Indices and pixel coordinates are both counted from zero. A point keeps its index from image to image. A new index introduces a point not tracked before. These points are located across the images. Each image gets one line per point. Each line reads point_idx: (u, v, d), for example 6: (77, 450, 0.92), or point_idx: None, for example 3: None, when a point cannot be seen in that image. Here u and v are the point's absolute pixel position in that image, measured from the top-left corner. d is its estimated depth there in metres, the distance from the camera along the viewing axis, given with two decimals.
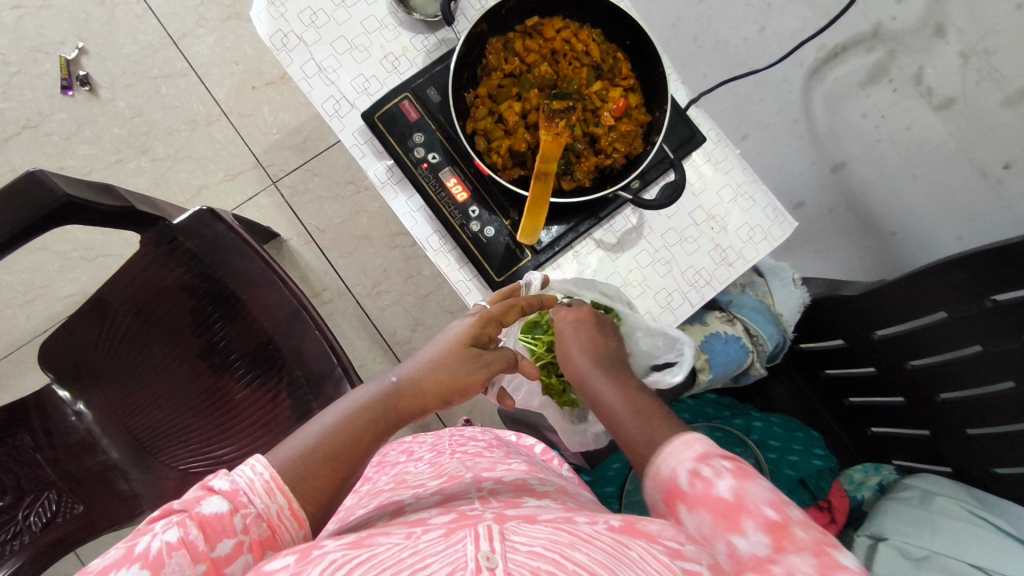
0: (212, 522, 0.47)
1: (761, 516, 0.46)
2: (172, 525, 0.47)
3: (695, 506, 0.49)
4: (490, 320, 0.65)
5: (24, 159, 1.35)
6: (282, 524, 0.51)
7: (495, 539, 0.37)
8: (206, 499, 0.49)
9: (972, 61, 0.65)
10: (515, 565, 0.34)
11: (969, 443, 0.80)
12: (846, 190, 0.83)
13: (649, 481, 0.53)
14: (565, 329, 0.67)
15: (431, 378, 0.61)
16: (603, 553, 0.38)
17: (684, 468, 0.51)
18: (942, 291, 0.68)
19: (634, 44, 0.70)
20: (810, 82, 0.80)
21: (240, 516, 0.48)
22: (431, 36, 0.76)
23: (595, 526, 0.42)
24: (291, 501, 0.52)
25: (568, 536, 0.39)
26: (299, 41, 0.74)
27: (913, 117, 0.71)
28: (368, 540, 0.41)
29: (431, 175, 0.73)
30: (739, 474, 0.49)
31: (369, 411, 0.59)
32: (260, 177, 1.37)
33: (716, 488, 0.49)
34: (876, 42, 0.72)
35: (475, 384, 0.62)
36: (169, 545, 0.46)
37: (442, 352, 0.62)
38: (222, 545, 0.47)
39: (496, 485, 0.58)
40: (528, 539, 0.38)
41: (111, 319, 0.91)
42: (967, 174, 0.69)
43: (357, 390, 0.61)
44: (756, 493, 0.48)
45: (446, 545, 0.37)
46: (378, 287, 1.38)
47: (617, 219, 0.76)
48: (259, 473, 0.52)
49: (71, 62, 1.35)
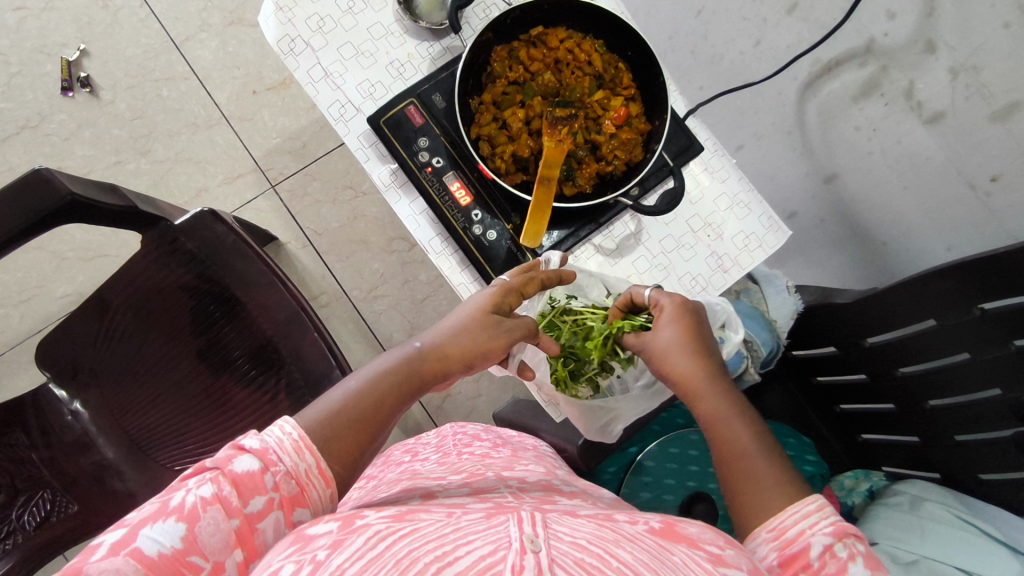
0: (243, 479, 0.49)
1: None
2: (206, 481, 0.49)
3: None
4: (511, 290, 0.66)
5: (23, 158, 1.35)
6: (310, 481, 0.52)
7: (538, 524, 0.39)
8: (237, 457, 0.50)
9: (961, 77, 0.67)
10: (559, 553, 0.36)
11: (958, 449, 0.82)
12: (838, 200, 0.86)
13: (763, 532, 0.52)
14: (669, 328, 0.65)
15: (454, 343, 0.62)
16: (648, 554, 0.39)
17: (816, 541, 0.50)
18: (934, 300, 0.70)
19: (635, 55, 0.72)
20: (805, 95, 0.82)
21: (269, 474, 0.50)
22: (436, 43, 0.78)
23: (635, 527, 0.44)
24: (320, 460, 0.52)
25: (612, 533, 0.41)
26: (306, 46, 0.76)
27: (904, 131, 0.73)
28: (410, 515, 0.44)
29: (435, 179, 0.75)
30: (873, 565, 0.48)
31: (394, 375, 0.60)
32: (259, 180, 1.38)
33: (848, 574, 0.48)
34: (869, 57, 0.74)
35: (498, 350, 0.64)
36: (204, 499, 0.48)
37: (465, 320, 0.64)
38: (253, 502, 0.49)
39: (523, 483, 0.60)
40: (571, 530, 0.40)
41: (112, 317, 0.91)
42: (955, 186, 0.71)
43: (379, 358, 0.62)
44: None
45: (488, 526, 0.40)
46: (374, 292, 1.38)
47: (616, 225, 0.78)
48: (289, 433, 0.52)
49: (72, 63, 1.35)
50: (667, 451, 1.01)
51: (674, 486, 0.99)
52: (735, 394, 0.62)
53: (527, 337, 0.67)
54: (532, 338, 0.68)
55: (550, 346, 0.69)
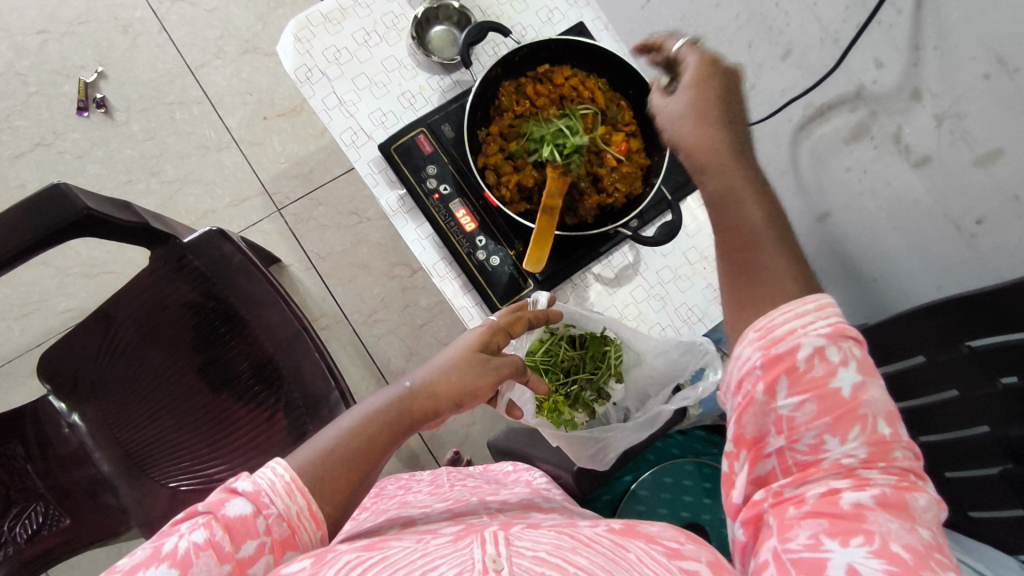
0: (236, 524, 0.47)
1: (871, 425, 0.46)
2: (199, 526, 0.46)
3: (803, 389, 0.47)
4: (499, 330, 0.66)
5: (35, 175, 1.38)
6: (301, 523, 0.50)
7: (501, 543, 0.41)
8: (229, 501, 0.48)
9: (945, 124, 0.70)
10: (520, 569, 0.38)
11: (947, 486, 0.83)
12: (830, 238, 0.89)
13: (751, 334, 0.50)
14: (684, 96, 0.60)
15: (443, 382, 0.61)
16: (603, 557, 0.41)
17: (807, 343, 0.47)
18: (923, 337, 0.73)
19: (637, 94, 0.76)
20: (798, 137, 0.87)
21: (262, 517, 0.48)
22: (446, 77, 0.82)
23: (595, 529, 0.46)
24: (311, 502, 0.51)
25: (570, 540, 0.43)
26: (322, 76, 0.79)
27: (894, 172, 0.77)
28: (380, 544, 0.45)
29: (441, 205, 0.77)
30: (863, 371, 0.48)
31: (384, 415, 0.58)
32: (265, 203, 1.41)
33: (833, 379, 0.47)
34: (859, 102, 0.77)
35: (487, 388, 0.62)
36: (196, 545, 0.45)
37: (454, 358, 0.63)
38: (245, 546, 0.47)
39: (503, 504, 0.62)
40: (532, 544, 0.41)
41: (115, 333, 0.92)
42: (942, 229, 0.74)
43: (370, 398, 0.61)
44: (873, 398, 0.47)
45: (454, 549, 0.41)
46: (374, 316, 1.40)
47: (615, 255, 0.80)
48: (280, 475, 0.51)
49: (89, 85, 1.39)
50: (661, 481, 1.02)
51: (668, 516, 1.00)
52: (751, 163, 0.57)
53: (515, 375, 0.66)
54: (521, 377, 0.67)
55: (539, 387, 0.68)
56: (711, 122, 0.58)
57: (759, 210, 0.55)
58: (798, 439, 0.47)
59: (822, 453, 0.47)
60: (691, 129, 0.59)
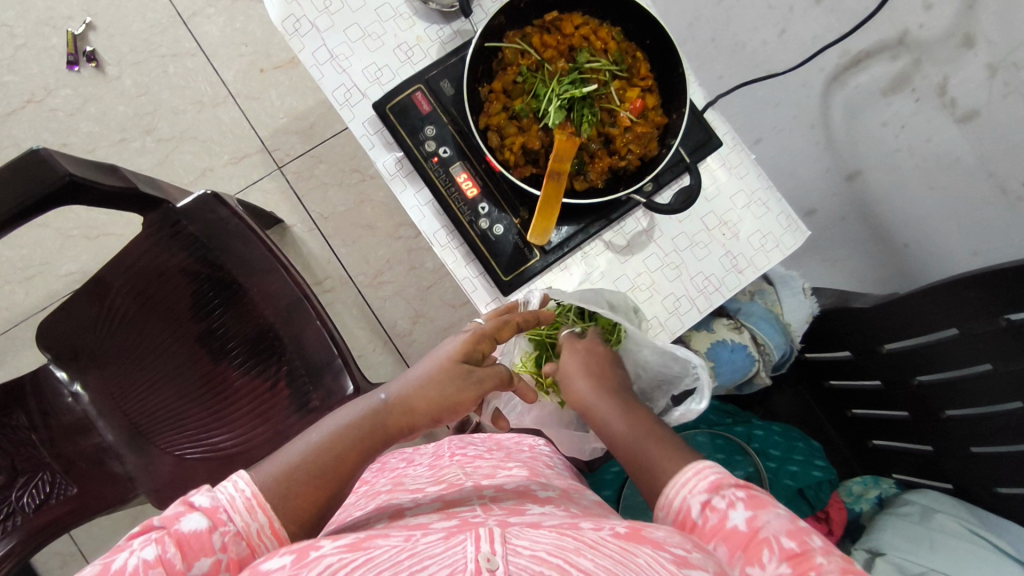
0: (190, 540, 0.47)
1: (779, 546, 0.49)
2: (150, 542, 0.46)
3: (709, 537, 0.52)
4: (483, 338, 0.63)
5: (27, 134, 1.33)
6: (261, 542, 0.50)
7: (496, 540, 0.38)
8: (185, 516, 0.48)
9: (1000, 74, 0.63)
10: (516, 569, 0.35)
11: (972, 460, 0.79)
12: (860, 199, 0.82)
13: (660, 510, 0.57)
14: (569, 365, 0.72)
15: (420, 396, 0.60)
16: (610, 560, 0.38)
17: (696, 501, 0.55)
18: (956, 308, 0.68)
19: (654, 44, 0.69)
20: (830, 89, 0.79)
21: (217, 534, 0.48)
22: (446, 26, 0.75)
23: (600, 533, 0.43)
24: (272, 519, 0.51)
25: (573, 541, 0.40)
26: (312, 27, 0.73)
27: (935, 128, 0.70)
28: (366, 543, 0.41)
29: (441, 169, 0.72)
30: (752, 505, 0.53)
31: (355, 430, 0.58)
32: (265, 161, 1.36)
33: (730, 519, 0.52)
34: (902, 49, 0.70)
35: (468, 402, 0.60)
36: (146, 562, 0.45)
37: (433, 370, 0.61)
38: (198, 565, 0.46)
39: (498, 492, 0.59)
40: (531, 543, 0.39)
41: (111, 301, 0.90)
42: (986, 190, 0.68)
43: (344, 408, 0.60)
44: (769, 522, 0.51)
45: (445, 548, 0.38)
46: (380, 277, 1.36)
47: (628, 221, 0.75)
48: (241, 490, 0.51)
49: (78, 37, 1.33)
50: None
51: None
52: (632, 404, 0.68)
53: (500, 386, 0.64)
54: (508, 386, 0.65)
55: (528, 393, 0.68)
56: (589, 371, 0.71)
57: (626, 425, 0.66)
58: None
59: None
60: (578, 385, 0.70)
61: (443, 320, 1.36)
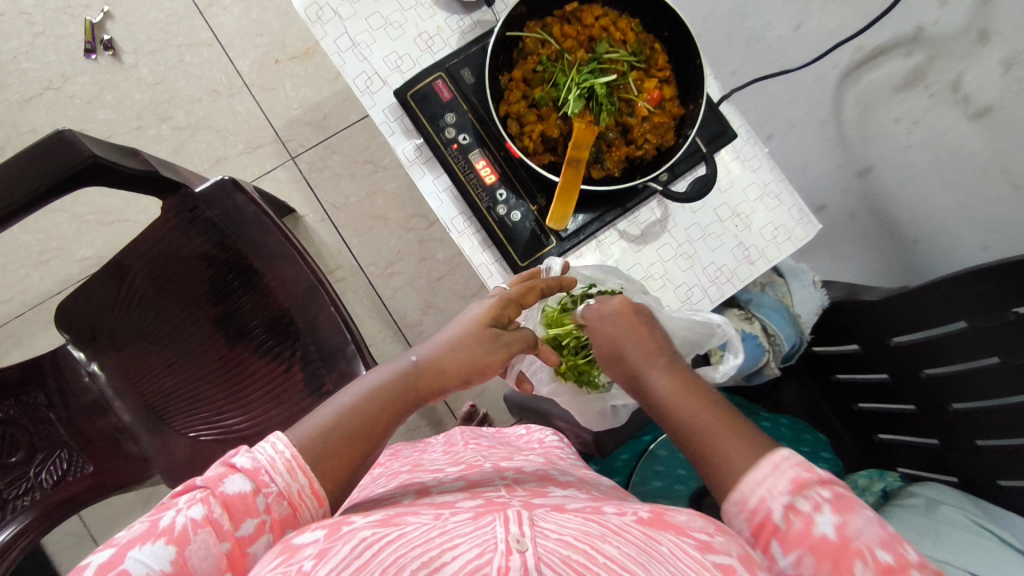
0: (235, 501, 0.49)
1: (872, 561, 0.47)
2: (196, 502, 0.48)
3: (793, 545, 0.48)
4: (510, 302, 0.65)
5: (45, 120, 1.35)
6: (302, 502, 0.51)
7: (524, 523, 0.38)
8: (229, 478, 0.50)
9: (1014, 70, 0.64)
10: (545, 550, 0.36)
11: (978, 454, 0.80)
12: (871, 195, 0.84)
13: (731, 507, 0.52)
14: (614, 327, 0.64)
15: (452, 358, 0.62)
16: (634, 548, 0.39)
17: (777, 504, 0.50)
18: (964, 303, 0.69)
19: (672, 36, 0.70)
20: (842, 85, 0.80)
21: (262, 496, 0.49)
22: (467, 16, 0.76)
23: (623, 518, 0.44)
24: (313, 480, 0.52)
25: (598, 528, 0.41)
26: (334, 15, 0.74)
27: (949, 125, 0.71)
28: (396, 519, 0.43)
29: (460, 156, 0.73)
30: (838, 509, 0.49)
31: (389, 390, 0.59)
32: (279, 151, 1.37)
33: (817, 525, 0.48)
34: (916, 45, 0.71)
35: (496, 364, 0.63)
36: (194, 522, 0.47)
37: (462, 333, 0.63)
38: (244, 526, 0.48)
39: (519, 474, 0.60)
40: (558, 527, 0.39)
41: (130, 284, 0.91)
42: (999, 186, 0.69)
43: (376, 371, 0.62)
44: (860, 531, 0.48)
45: (475, 528, 0.39)
46: (390, 268, 1.38)
47: (642, 211, 0.76)
48: (280, 451, 0.52)
49: (96, 25, 1.34)
50: None
51: (686, 476, 0.97)
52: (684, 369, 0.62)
53: (526, 348, 0.66)
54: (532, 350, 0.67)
55: (550, 357, 0.67)
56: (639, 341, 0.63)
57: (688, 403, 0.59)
58: None
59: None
60: (625, 352, 0.63)
61: (453, 311, 1.38)
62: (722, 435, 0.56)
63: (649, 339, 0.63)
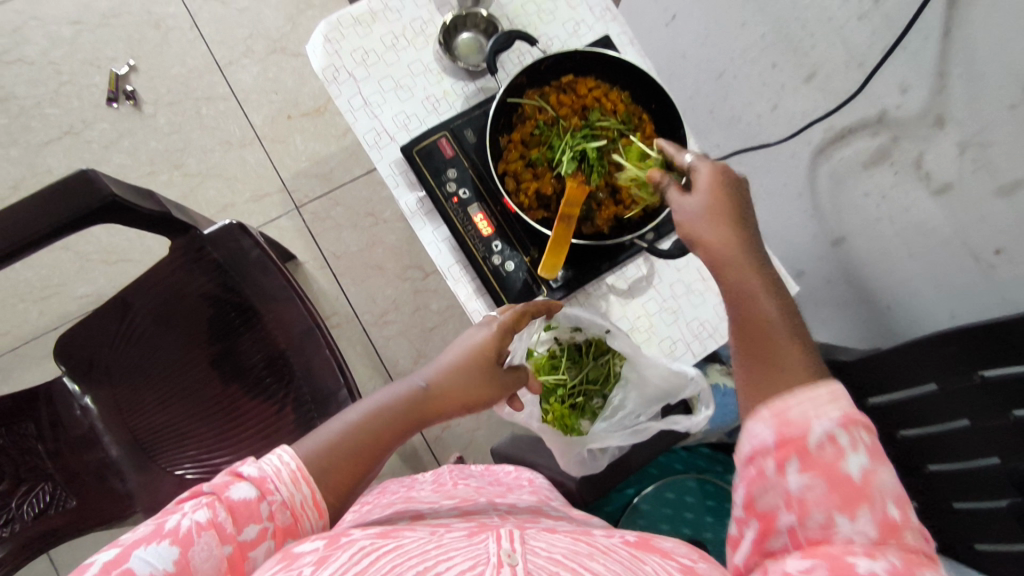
0: (240, 507, 0.52)
1: (882, 511, 0.43)
2: (202, 506, 0.52)
3: (814, 469, 0.44)
4: (505, 331, 0.68)
5: (61, 162, 1.40)
6: (304, 513, 0.55)
7: (517, 540, 0.40)
8: (235, 484, 0.53)
9: (968, 152, 0.68)
10: (535, 566, 0.37)
11: (951, 518, 0.80)
12: (845, 262, 0.90)
13: (766, 413, 0.48)
14: (703, 198, 0.59)
15: (452, 386, 0.65)
16: (620, 565, 0.41)
17: (820, 426, 0.45)
18: (932, 364, 0.73)
19: (659, 108, 0.76)
20: (817, 160, 0.87)
21: (265, 503, 0.53)
22: (470, 83, 0.83)
23: (611, 540, 0.46)
24: (315, 492, 0.56)
25: (587, 547, 0.43)
26: (349, 77, 0.80)
27: (913, 200, 0.75)
28: (394, 533, 0.45)
29: (460, 209, 0.78)
30: (871, 454, 0.45)
31: (392, 413, 0.63)
32: (284, 201, 1.43)
33: (844, 462, 0.44)
34: (881, 126, 0.77)
35: (493, 395, 0.67)
36: (199, 524, 0.51)
37: (463, 361, 0.67)
38: (247, 530, 0.52)
39: (512, 507, 0.62)
40: (548, 546, 0.41)
41: (131, 319, 0.93)
42: (962, 258, 0.72)
43: (381, 392, 0.65)
44: (885, 482, 0.44)
45: (469, 543, 0.41)
46: (384, 317, 1.41)
47: (629, 267, 0.80)
48: (286, 463, 0.56)
49: (120, 77, 1.42)
50: (663, 496, 1.01)
51: (669, 531, 0.99)
52: (766, 265, 0.57)
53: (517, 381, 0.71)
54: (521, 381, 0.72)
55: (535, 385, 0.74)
56: (727, 223, 0.58)
57: (772, 297, 0.55)
58: (807, 519, 0.44)
59: (836, 537, 0.43)
60: (713, 232, 0.58)
61: None
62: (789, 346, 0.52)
63: (738, 223, 0.58)
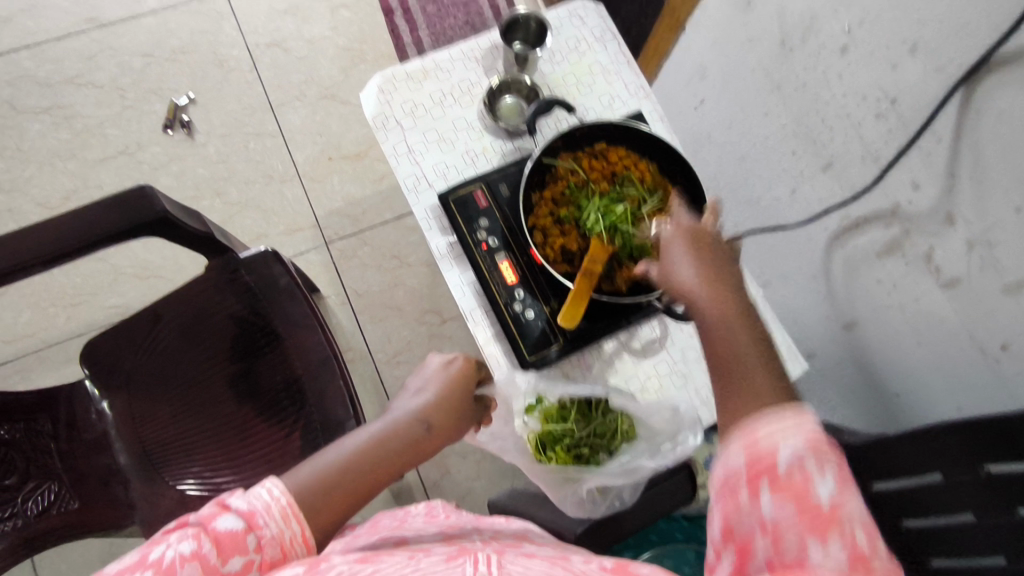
0: (227, 539, 0.50)
1: (854, 539, 0.40)
2: (187, 537, 0.49)
3: (784, 490, 0.42)
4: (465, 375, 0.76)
5: (112, 179, 1.48)
6: (293, 548, 0.53)
7: (492, 565, 0.43)
8: (221, 515, 0.51)
9: (977, 250, 0.70)
10: None
11: None
12: (858, 346, 0.91)
13: (734, 438, 0.47)
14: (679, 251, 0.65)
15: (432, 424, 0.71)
16: None
17: (788, 447, 0.44)
18: (941, 455, 0.72)
19: (683, 181, 0.81)
20: (832, 245, 0.91)
21: (253, 535, 0.51)
22: (509, 142, 0.89)
23: (589, 564, 0.47)
24: (304, 528, 0.55)
25: (563, 571, 0.45)
26: (397, 126, 0.87)
27: (923, 290, 0.78)
28: (372, 558, 0.47)
29: (487, 256, 0.82)
30: (841, 482, 0.43)
31: (388, 450, 0.66)
32: (315, 236, 1.48)
33: (815, 487, 0.42)
34: (894, 219, 0.80)
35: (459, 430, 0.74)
36: (183, 555, 0.48)
37: (438, 403, 0.72)
38: (232, 561, 0.49)
39: (498, 532, 0.65)
40: (524, 570, 0.44)
41: (158, 332, 0.97)
42: (969, 349, 0.74)
43: (367, 433, 0.67)
44: (855, 511, 0.41)
45: (446, 567, 0.44)
46: (397, 357, 1.43)
47: (644, 327, 0.84)
48: (276, 497, 0.55)
49: (179, 107, 1.52)
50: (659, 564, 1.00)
51: None
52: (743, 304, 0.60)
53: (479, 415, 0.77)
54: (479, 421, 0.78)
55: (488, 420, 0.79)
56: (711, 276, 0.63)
57: (745, 325, 0.57)
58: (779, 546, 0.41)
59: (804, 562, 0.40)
60: (689, 275, 0.63)
61: None
62: (760, 368, 0.53)
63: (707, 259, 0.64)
